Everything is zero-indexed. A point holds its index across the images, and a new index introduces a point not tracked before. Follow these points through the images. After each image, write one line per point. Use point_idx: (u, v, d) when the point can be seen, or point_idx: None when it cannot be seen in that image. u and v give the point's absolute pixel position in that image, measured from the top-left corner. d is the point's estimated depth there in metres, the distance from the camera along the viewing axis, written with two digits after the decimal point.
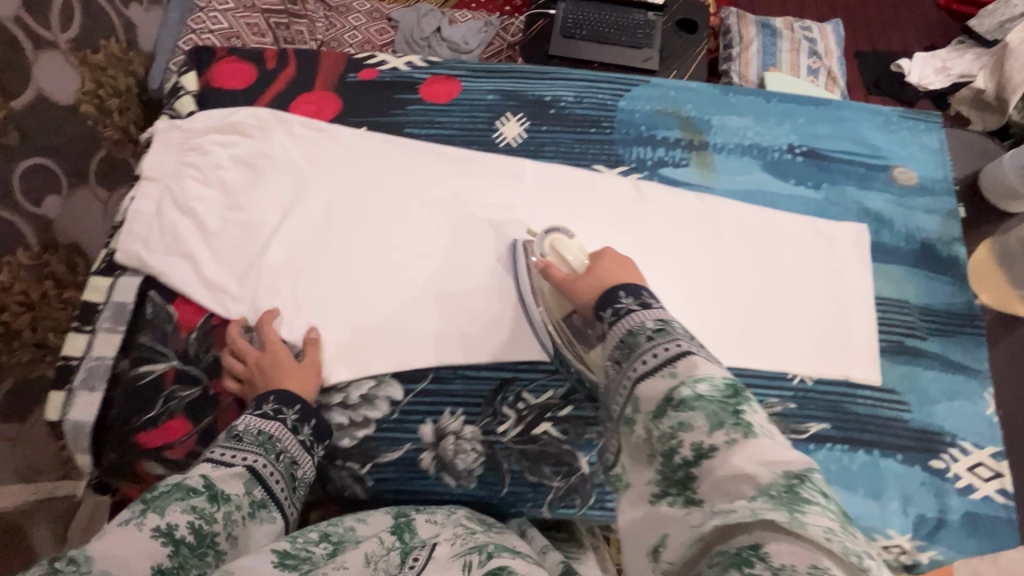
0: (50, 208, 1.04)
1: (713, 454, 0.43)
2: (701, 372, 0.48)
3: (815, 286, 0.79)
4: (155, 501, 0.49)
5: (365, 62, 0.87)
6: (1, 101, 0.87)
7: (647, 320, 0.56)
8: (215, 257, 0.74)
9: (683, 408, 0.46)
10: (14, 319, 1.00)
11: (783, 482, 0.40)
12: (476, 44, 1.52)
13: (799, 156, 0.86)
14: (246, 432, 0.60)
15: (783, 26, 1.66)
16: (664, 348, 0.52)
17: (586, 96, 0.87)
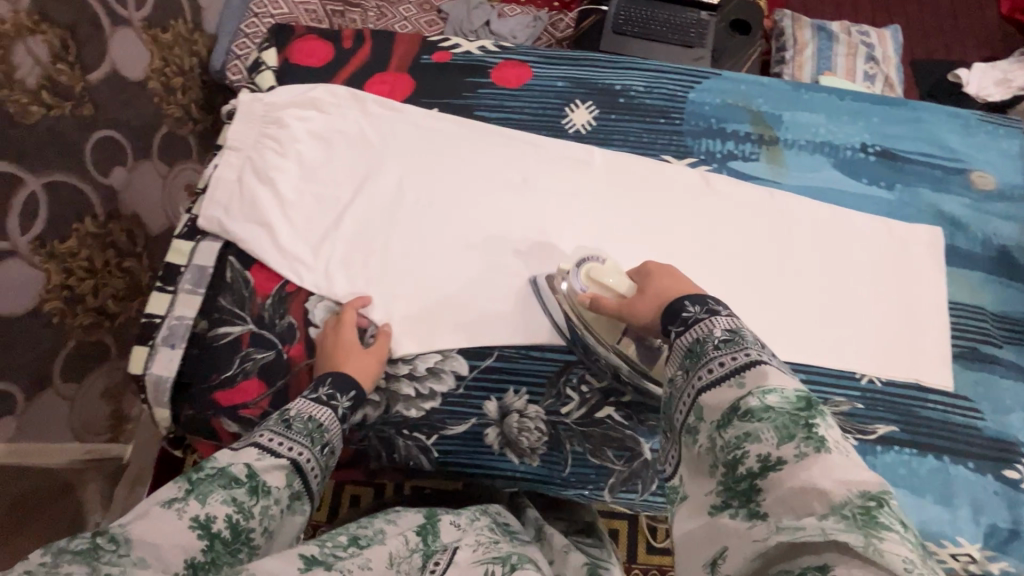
0: (117, 179, 1.03)
1: (781, 468, 0.38)
2: (772, 385, 0.42)
3: (885, 287, 0.78)
4: (199, 485, 0.46)
5: (439, 45, 0.88)
6: (80, 73, 0.90)
7: (715, 328, 0.49)
8: (290, 227, 0.75)
9: (751, 418, 0.41)
10: (79, 284, 0.98)
11: (857, 503, 0.35)
12: (524, 38, 1.53)
13: (873, 155, 0.84)
14: (296, 416, 0.58)
15: (839, 31, 1.63)
16: (731, 357, 0.45)
17: (656, 86, 0.87)
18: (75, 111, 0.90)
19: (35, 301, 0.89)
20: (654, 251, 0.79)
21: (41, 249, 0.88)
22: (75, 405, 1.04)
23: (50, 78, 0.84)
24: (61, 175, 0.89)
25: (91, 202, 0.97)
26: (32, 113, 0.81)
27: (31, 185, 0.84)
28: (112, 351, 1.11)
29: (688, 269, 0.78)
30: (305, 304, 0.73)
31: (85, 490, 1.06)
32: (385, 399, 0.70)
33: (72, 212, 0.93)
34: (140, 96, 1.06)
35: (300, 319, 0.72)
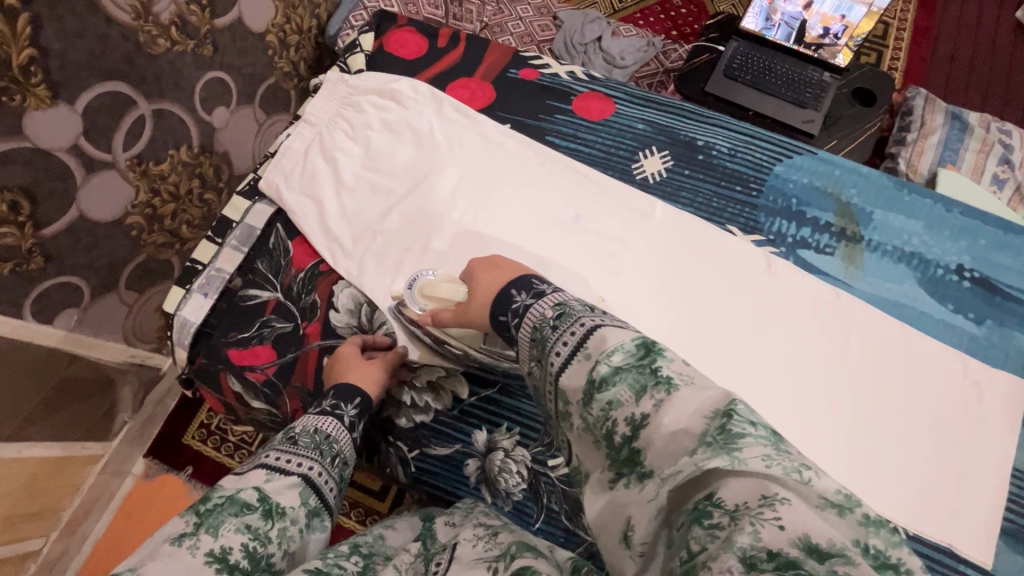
0: (217, 118, 1.09)
1: (649, 422, 0.38)
2: (611, 344, 0.42)
3: (941, 431, 0.70)
4: (208, 517, 0.46)
5: (529, 62, 0.88)
6: (207, 16, 0.96)
7: (546, 308, 0.48)
8: (338, 209, 0.78)
9: (607, 387, 0.40)
10: (161, 206, 1.03)
11: (714, 425, 0.36)
12: (631, 62, 1.50)
13: (967, 280, 0.75)
14: (301, 430, 0.57)
15: (977, 124, 1.47)
16: (570, 333, 0.44)
17: (740, 151, 0.82)
18: (195, 50, 0.96)
19: (121, 212, 0.95)
20: (689, 323, 0.74)
21: (137, 167, 0.94)
22: (133, 311, 1.10)
23: (182, 17, 0.91)
24: (170, 104, 0.95)
25: (190, 133, 1.03)
26: (159, 45, 0.88)
27: (142, 108, 0.90)
28: (174, 271, 1.16)
29: (721, 351, 0.73)
30: (332, 287, 0.75)
31: (118, 392, 1.17)
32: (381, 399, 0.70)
33: (172, 140, 0.99)
34: (258, 46, 1.12)
35: (324, 299, 0.74)
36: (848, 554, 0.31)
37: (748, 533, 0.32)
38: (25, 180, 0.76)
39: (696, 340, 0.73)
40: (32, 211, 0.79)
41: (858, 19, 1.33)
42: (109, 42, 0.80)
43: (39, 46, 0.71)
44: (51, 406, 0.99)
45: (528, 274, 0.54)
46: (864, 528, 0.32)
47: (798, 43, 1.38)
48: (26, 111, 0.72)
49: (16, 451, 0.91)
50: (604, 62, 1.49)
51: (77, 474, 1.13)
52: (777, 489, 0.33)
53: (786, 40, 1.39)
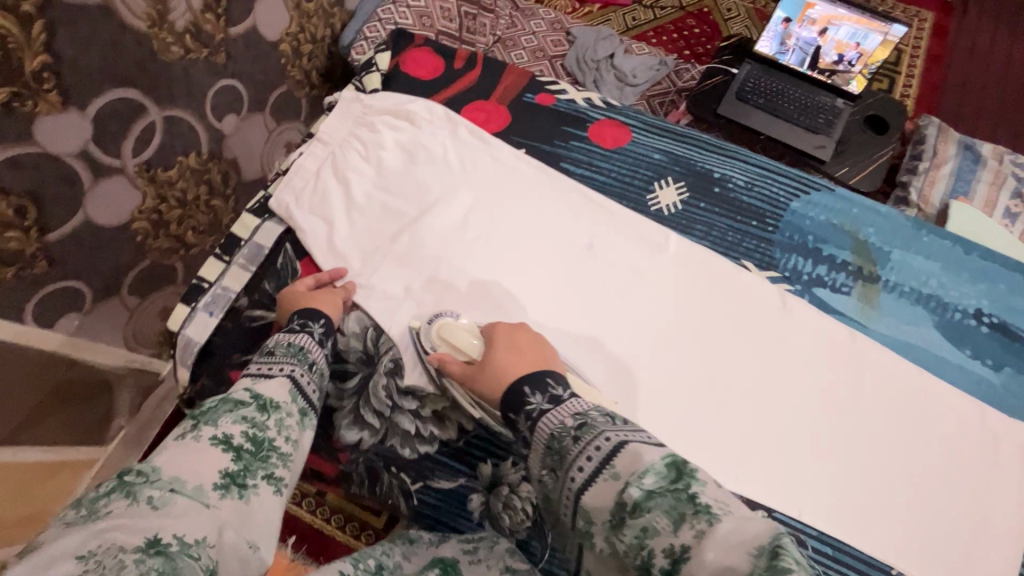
0: (227, 125, 1.08)
1: (688, 555, 0.38)
2: (643, 464, 0.43)
3: (957, 482, 0.68)
4: (204, 416, 0.47)
5: (546, 87, 0.87)
6: (221, 24, 0.95)
7: (566, 417, 0.50)
8: (348, 230, 0.77)
9: (641, 512, 0.41)
10: (168, 212, 1.03)
11: (761, 562, 0.36)
12: (643, 80, 1.50)
13: (985, 326, 0.74)
14: (276, 345, 0.59)
15: (990, 155, 1.47)
16: (594, 447, 0.46)
17: (757, 184, 0.81)
18: (208, 58, 0.95)
19: (127, 218, 0.94)
20: (698, 360, 0.73)
21: (145, 173, 0.93)
22: (133, 317, 1.09)
23: (197, 24, 0.90)
24: (181, 111, 0.95)
25: (199, 140, 1.02)
26: (172, 52, 0.88)
27: (152, 115, 0.89)
28: (178, 277, 1.15)
29: (730, 388, 0.72)
30: None
31: (114, 398, 1.15)
32: (386, 427, 0.68)
33: (181, 147, 0.99)
34: (271, 55, 1.12)
35: None
36: None
37: None
38: (33, 186, 0.75)
39: (705, 377, 0.72)
40: (38, 215, 0.78)
41: (874, 46, 1.33)
42: (123, 48, 0.79)
43: (53, 51, 0.70)
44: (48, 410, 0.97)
45: (543, 372, 0.57)
46: None
47: (813, 68, 1.37)
48: (36, 117, 0.71)
49: (11, 454, 0.90)
50: (617, 78, 1.48)
51: (69, 480, 1.09)
52: None
53: (800, 66, 1.38)
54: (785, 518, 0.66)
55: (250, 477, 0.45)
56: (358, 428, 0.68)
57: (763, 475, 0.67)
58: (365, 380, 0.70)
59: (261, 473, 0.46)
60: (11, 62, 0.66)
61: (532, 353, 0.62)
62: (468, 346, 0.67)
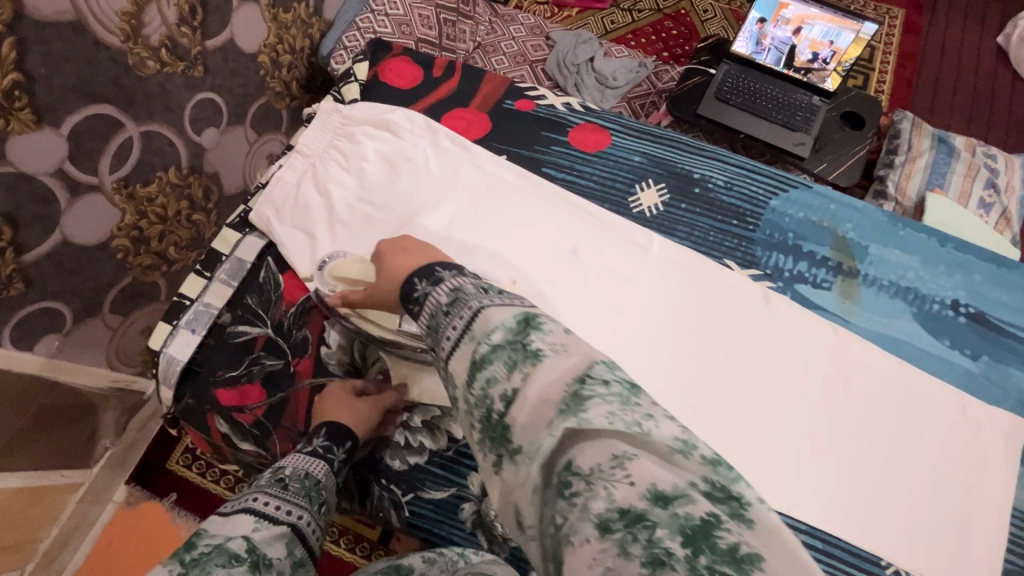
0: (207, 139, 1.07)
1: (517, 397, 0.38)
2: (492, 323, 0.41)
3: (942, 468, 0.69)
4: (196, 566, 0.43)
5: (525, 93, 0.87)
6: (197, 37, 0.94)
7: (442, 295, 0.46)
8: (331, 242, 0.77)
9: (485, 365, 0.40)
10: (148, 228, 1.01)
11: (570, 392, 0.36)
12: (624, 82, 1.52)
13: (963, 316, 0.75)
14: (291, 475, 0.56)
15: (962, 148, 1.51)
16: (459, 318, 0.43)
17: (736, 184, 0.82)
18: (185, 71, 0.94)
19: (107, 235, 0.93)
20: (688, 362, 0.73)
21: (124, 190, 0.92)
22: (116, 336, 1.07)
23: (173, 39, 0.90)
24: (159, 126, 0.94)
25: (179, 154, 1.01)
26: (148, 67, 0.87)
27: (129, 131, 0.88)
28: (161, 293, 1.13)
29: (720, 388, 0.72)
30: (323, 322, 0.73)
31: (99, 419, 1.13)
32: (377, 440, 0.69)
33: (160, 161, 0.97)
34: (249, 66, 1.11)
35: (315, 336, 0.72)
36: (690, 496, 0.32)
37: (602, 497, 0.33)
38: (7, 206, 0.74)
39: (695, 378, 0.72)
40: (13, 236, 0.77)
41: (846, 44, 1.34)
42: (96, 65, 0.78)
43: (24, 70, 0.69)
44: (29, 435, 0.95)
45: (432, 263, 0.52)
46: (707, 466, 0.34)
47: (788, 67, 1.40)
48: (8, 136, 0.70)
49: None
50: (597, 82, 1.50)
51: (53, 505, 1.08)
52: (625, 446, 0.34)
53: (777, 65, 1.40)
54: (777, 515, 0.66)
55: None
56: None
57: (750, 464, 0.68)
58: None
59: None
60: None
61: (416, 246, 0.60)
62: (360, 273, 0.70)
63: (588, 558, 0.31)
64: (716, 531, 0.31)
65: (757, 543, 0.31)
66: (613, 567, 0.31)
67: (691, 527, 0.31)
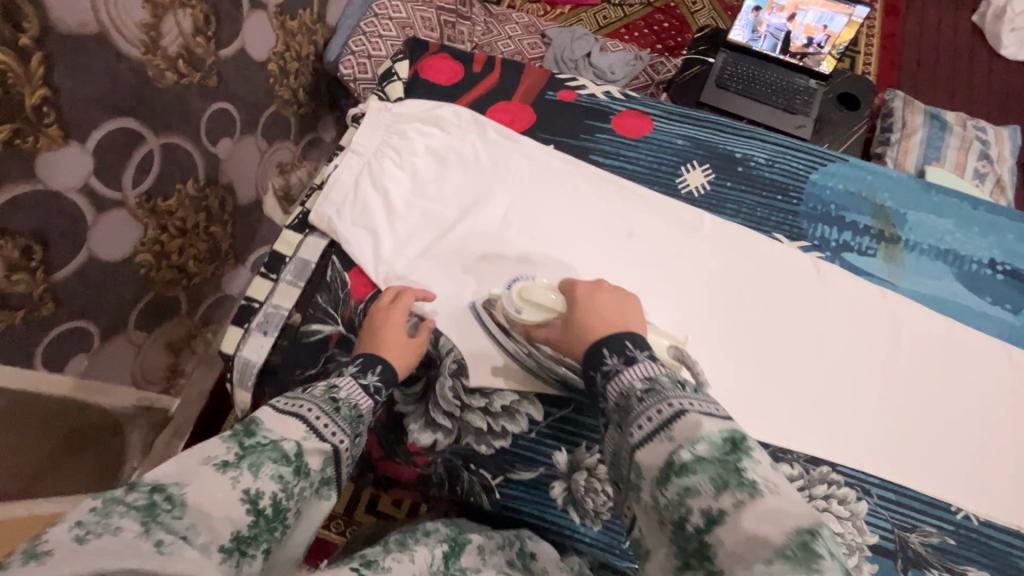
0: (222, 149, 1.06)
1: (724, 521, 0.39)
2: (702, 432, 0.44)
3: (997, 417, 0.73)
4: (252, 455, 0.46)
5: (566, 84, 0.89)
6: (212, 48, 0.94)
7: (635, 379, 0.50)
8: (394, 238, 0.77)
9: (686, 474, 0.42)
10: (168, 241, 1.00)
11: (796, 539, 0.36)
12: (621, 76, 1.56)
13: (1000, 274, 0.79)
14: (344, 401, 0.57)
15: (954, 122, 1.58)
16: (656, 410, 0.47)
17: (777, 161, 0.85)
18: (201, 82, 0.94)
19: (130, 251, 0.92)
20: (748, 334, 0.76)
21: (146, 205, 0.92)
22: (141, 353, 1.07)
23: (188, 49, 0.89)
24: (178, 138, 0.94)
25: (197, 165, 1.01)
26: (167, 79, 0.87)
27: (150, 143, 0.88)
28: (182, 307, 1.13)
29: (783, 361, 0.75)
30: None
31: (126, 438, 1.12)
32: (458, 426, 0.69)
33: (178, 173, 0.97)
34: (259, 74, 1.10)
35: None
36: None
37: None
38: (37, 222, 0.73)
39: (757, 350, 0.75)
40: (44, 255, 0.76)
41: (840, 28, 1.41)
42: (120, 78, 0.78)
43: (52, 86, 0.68)
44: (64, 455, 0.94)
45: (622, 335, 0.56)
46: None
47: (784, 53, 1.44)
48: (38, 152, 0.69)
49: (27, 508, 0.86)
50: (595, 76, 1.56)
51: None
52: None
53: (772, 51, 1.45)
54: (849, 471, 0.69)
55: (255, 547, 0.43)
56: (431, 431, 0.69)
57: (815, 425, 0.71)
58: (430, 384, 0.71)
59: (264, 545, 0.44)
60: (12, 99, 0.64)
61: (609, 302, 0.62)
62: (552, 303, 0.65)
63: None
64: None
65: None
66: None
67: None
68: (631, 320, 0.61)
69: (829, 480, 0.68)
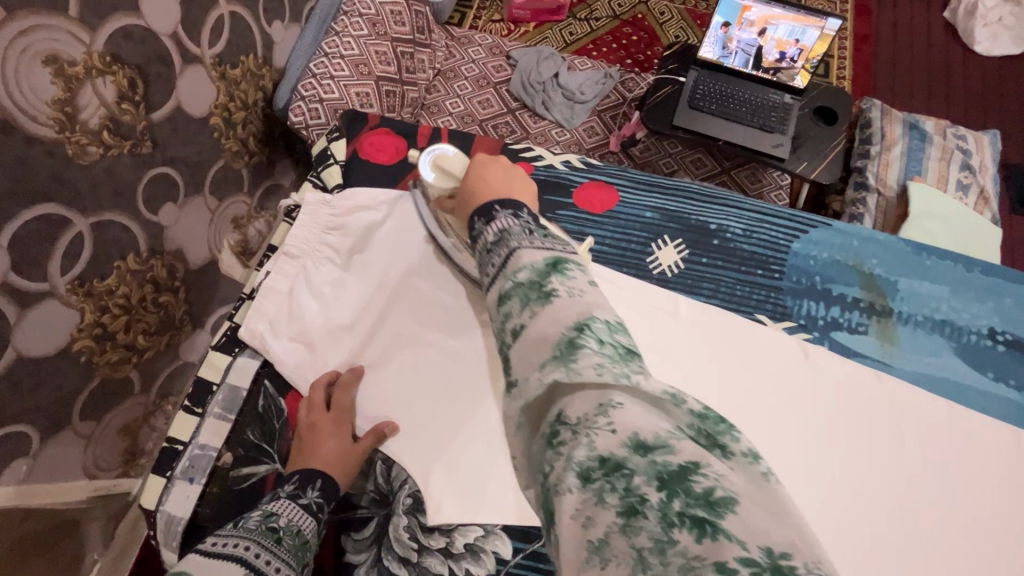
0: (166, 217, 0.95)
1: (522, 331, 0.39)
2: (522, 263, 0.43)
3: (1016, 507, 0.65)
4: None
5: (521, 154, 0.82)
6: (142, 111, 0.84)
7: (491, 233, 0.49)
8: (337, 351, 0.70)
9: (505, 302, 0.42)
10: (112, 322, 0.89)
11: (567, 339, 0.36)
12: (592, 95, 1.48)
13: (1002, 344, 0.73)
14: (284, 528, 0.55)
15: (933, 132, 1.51)
16: (499, 255, 0.46)
17: (756, 231, 0.78)
18: (134, 150, 0.84)
19: (66, 340, 0.82)
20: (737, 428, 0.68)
21: (80, 289, 0.82)
22: (91, 443, 0.96)
23: (114, 118, 0.79)
24: (112, 215, 0.84)
25: (137, 238, 0.90)
26: (91, 153, 0.77)
27: (78, 225, 0.78)
28: (135, 387, 1.02)
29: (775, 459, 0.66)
30: None
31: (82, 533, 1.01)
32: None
33: (116, 249, 0.86)
34: (203, 132, 0.99)
35: None
36: (674, 444, 0.31)
37: (585, 445, 0.32)
38: None
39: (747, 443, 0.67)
40: None
41: (813, 41, 1.23)
42: (32, 163, 0.69)
43: None
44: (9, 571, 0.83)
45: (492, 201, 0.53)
46: (695, 421, 0.33)
47: (757, 68, 1.34)
48: None
49: None
50: (565, 97, 1.47)
51: None
52: (612, 396, 0.33)
53: (744, 68, 1.34)
54: None
55: None
56: None
57: (819, 529, 0.63)
58: (384, 524, 0.63)
59: None
60: None
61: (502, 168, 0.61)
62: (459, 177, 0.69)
63: (570, 507, 0.31)
64: (692, 475, 0.29)
65: (740, 487, 0.29)
66: (591, 514, 0.30)
67: (666, 472, 0.29)
68: (519, 188, 0.59)
69: None
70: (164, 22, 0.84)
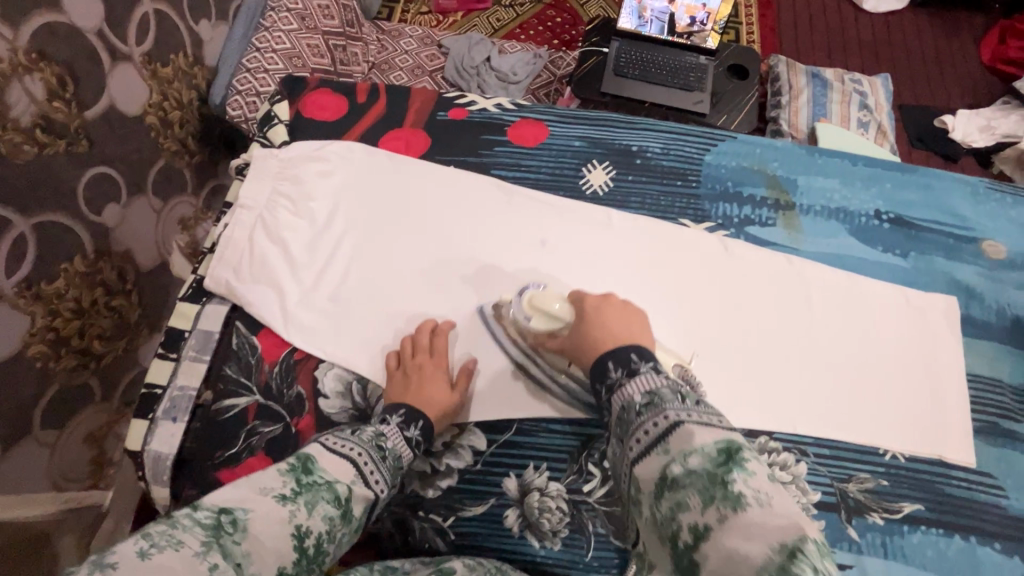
0: (110, 217, 0.96)
1: (709, 535, 0.40)
2: (696, 444, 0.44)
3: (908, 353, 0.78)
4: (307, 492, 0.47)
5: (456, 101, 0.88)
6: (75, 109, 0.85)
7: (634, 393, 0.51)
8: (302, 289, 0.74)
9: (677, 488, 0.43)
10: (64, 326, 0.89)
11: (778, 555, 0.36)
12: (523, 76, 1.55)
13: (887, 222, 0.85)
14: (390, 450, 0.58)
15: (832, 78, 1.67)
16: (654, 423, 0.47)
17: (672, 148, 0.87)
18: (69, 149, 0.85)
19: (18, 346, 0.81)
20: (676, 321, 0.78)
21: (27, 292, 0.81)
22: (56, 451, 0.94)
23: (47, 116, 0.79)
24: (54, 215, 0.84)
25: (83, 241, 0.90)
26: (25, 152, 0.77)
27: (20, 226, 0.78)
28: (96, 394, 1.00)
29: (713, 340, 0.77)
30: (313, 372, 0.70)
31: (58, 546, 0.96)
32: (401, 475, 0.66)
33: (63, 251, 0.87)
34: (139, 131, 1.00)
35: (309, 389, 0.69)
36: None
37: None
38: None
39: (687, 333, 0.77)
40: None
41: (718, 4, 1.45)
42: None
43: None
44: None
45: (627, 347, 0.56)
46: None
47: (672, 34, 1.47)
48: None
49: None
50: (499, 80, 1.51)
51: None
52: None
53: (660, 34, 1.47)
54: (785, 436, 0.72)
55: None
56: None
57: (752, 397, 0.74)
58: None
59: None
60: None
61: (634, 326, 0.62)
62: (557, 312, 0.66)
63: None
64: None
65: None
66: None
67: None
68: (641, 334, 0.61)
69: (769, 448, 0.71)
70: (88, 20, 0.85)
